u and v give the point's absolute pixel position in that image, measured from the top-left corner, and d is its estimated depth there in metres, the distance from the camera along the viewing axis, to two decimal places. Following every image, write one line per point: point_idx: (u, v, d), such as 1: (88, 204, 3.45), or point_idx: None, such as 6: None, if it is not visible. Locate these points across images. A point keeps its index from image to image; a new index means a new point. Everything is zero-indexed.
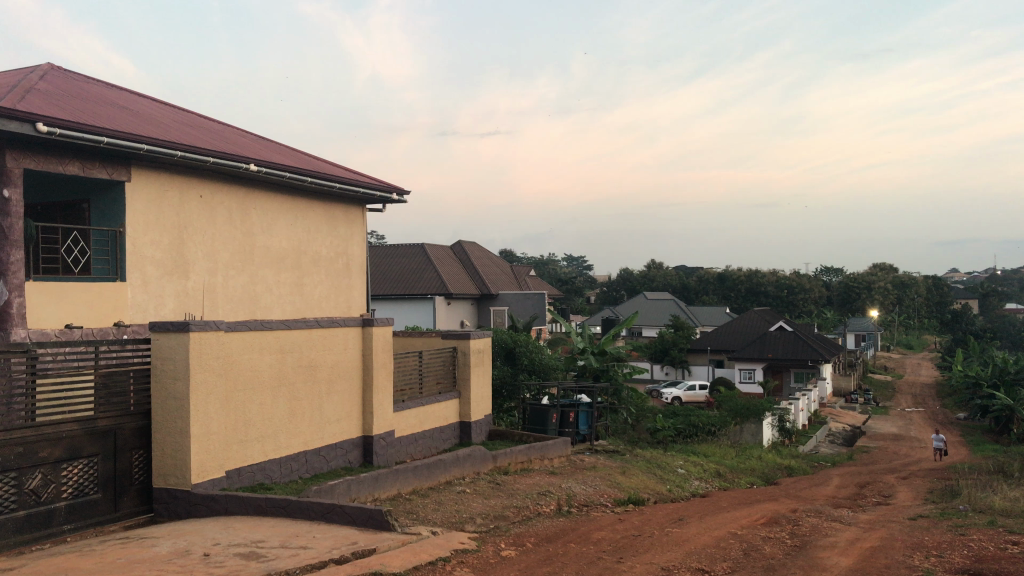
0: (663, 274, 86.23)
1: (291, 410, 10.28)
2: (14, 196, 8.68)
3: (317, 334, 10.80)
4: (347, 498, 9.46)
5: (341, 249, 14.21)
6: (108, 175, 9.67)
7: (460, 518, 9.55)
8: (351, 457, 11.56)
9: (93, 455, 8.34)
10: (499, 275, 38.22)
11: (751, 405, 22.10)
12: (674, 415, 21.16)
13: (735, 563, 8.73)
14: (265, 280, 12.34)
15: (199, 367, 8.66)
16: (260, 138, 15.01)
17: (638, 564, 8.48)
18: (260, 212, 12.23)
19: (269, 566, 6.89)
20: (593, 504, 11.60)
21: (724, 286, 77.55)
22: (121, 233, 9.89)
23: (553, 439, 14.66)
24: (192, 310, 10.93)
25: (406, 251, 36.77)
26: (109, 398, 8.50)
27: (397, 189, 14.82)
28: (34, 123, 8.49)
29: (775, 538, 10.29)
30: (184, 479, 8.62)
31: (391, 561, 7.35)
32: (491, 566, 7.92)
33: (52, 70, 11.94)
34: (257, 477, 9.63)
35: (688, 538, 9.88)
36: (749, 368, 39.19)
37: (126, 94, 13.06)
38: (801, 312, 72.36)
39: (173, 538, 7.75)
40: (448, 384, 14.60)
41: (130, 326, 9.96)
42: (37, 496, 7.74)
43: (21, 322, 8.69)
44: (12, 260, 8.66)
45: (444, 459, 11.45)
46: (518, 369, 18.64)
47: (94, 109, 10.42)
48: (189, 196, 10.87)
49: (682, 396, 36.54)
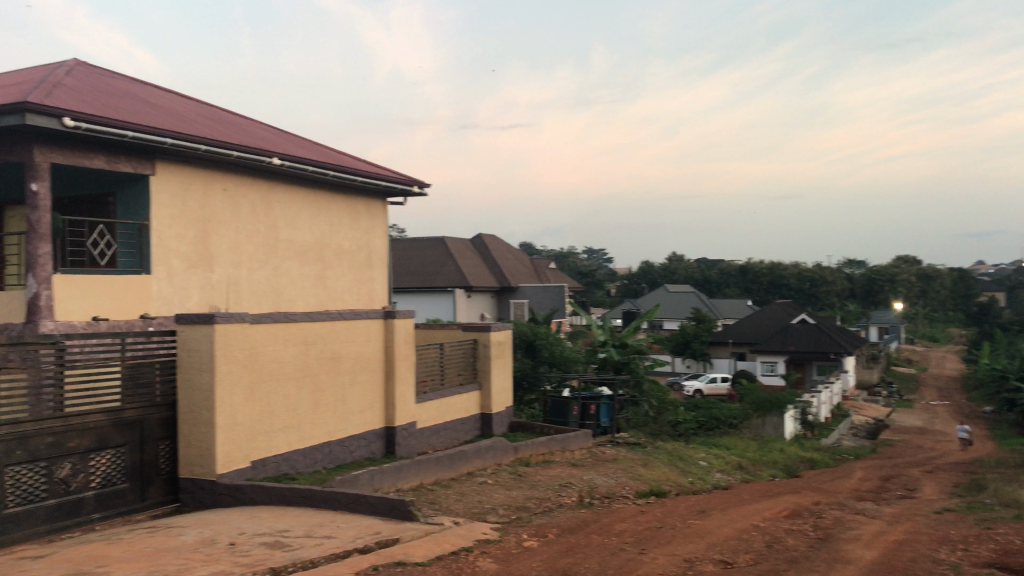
0: (685, 267, 85.86)
1: (315, 401, 10.38)
2: (43, 190, 8.80)
3: (340, 326, 10.89)
4: (370, 489, 9.56)
5: (364, 241, 14.29)
6: (133, 168, 9.79)
7: (482, 509, 9.59)
8: (373, 448, 11.62)
9: (121, 445, 8.46)
10: (519, 268, 38.25)
11: (773, 399, 22.02)
12: (696, 407, 21.13)
13: (757, 556, 8.73)
14: (288, 272, 12.45)
15: (225, 359, 8.78)
16: (283, 133, 15.12)
17: (660, 555, 8.49)
18: (285, 206, 12.33)
19: (295, 555, 6.97)
20: (615, 496, 11.60)
21: (746, 279, 77.04)
22: (146, 226, 10.00)
23: (574, 431, 14.71)
24: (217, 303, 11.04)
25: (426, 244, 36.93)
26: (136, 389, 8.61)
27: (417, 181, 14.91)
28: (62, 117, 8.61)
29: (798, 531, 10.24)
30: (210, 469, 8.73)
31: (414, 551, 7.43)
32: (514, 556, 7.95)
33: (78, 66, 12.10)
34: (282, 468, 9.73)
35: (711, 530, 9.86)
36: (772, 360, 39.02)
37: (151, 89, 13.18)
38: (823, 304, 71.88)
39: (199, 527, 7.85)
40: (469, 376, 14.68)
41: (156, 318, 10.06)
42: (66, 485, 7.87)
43: (49, 314, 8.84)
44: (41, 253, 8.79)
45: (466, 450, 11.51)
46: (538, 361, 18.98)
47: (121, 104, 10.56)
48: (213, 190, 10.98)
49: (704, 388, 36.62)
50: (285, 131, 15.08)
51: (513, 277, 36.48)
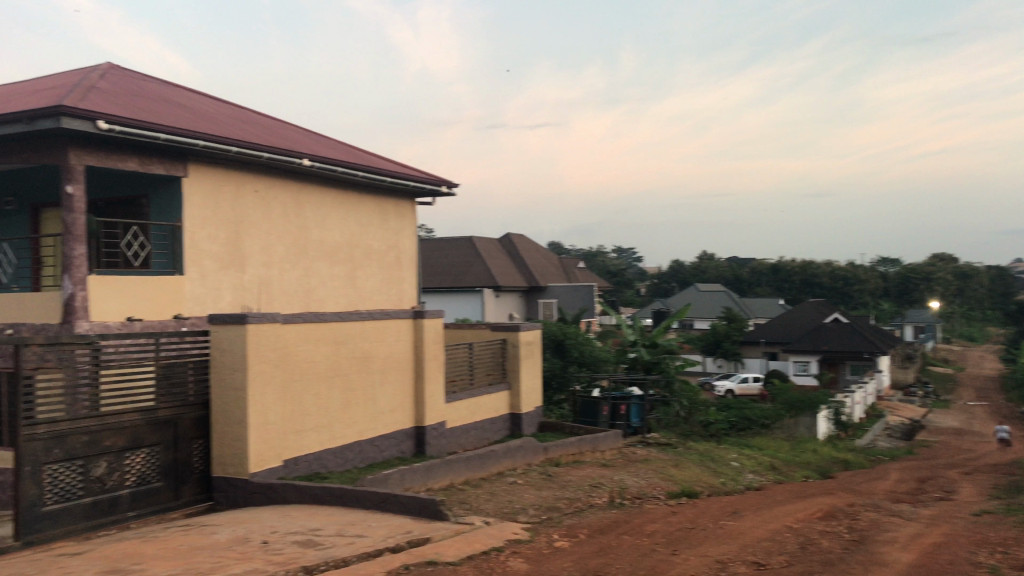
0: (715, 266, 85.21)
1: (346, 401, 10.42)
2: (78, 192, 8.91)
3: (370, 326, 10.93)
4: (401, 488, 9.59)
5: (393, 242, 14.33)
6: (166, 170, 9.89)
7: (512, 509, 9.57)
8: (403, 447, 11.65)
9: (155, 444, 8.55)
10: (548, 268, 38.18)
11: (806, 399, 21.77)
12: (727, 407, 20.96)
13: (791, 557, 8.62)
14: (318, 272, 12.51)
15: (257, 358, 8.85)
16: (312, 134, 15.21)
17: (692, 556, 8.42)
18: (315, 207, 12.39)
19: (327, 554, 6.99)
20: (646, 496, 11.52)
21: (778, 278, 76.31)
22: (179, 227, 10.11)
23: (604, 431, 14.65)
24: (249, 304, 11.13)
25: (455, 244, 36.98)
26: (170, 388, 8.70)
27: (446, 181, 14.93)
28: (96, 120, 8.71)
29: (833, 532, 10.11)
30: (243, 468, 8.80)
31: (445, 550, 7.43)
32: (545, 557, 7.92)
33: (112, 69, 12.25)
34: (313, 467, 9.78)
35: (744, 531, 9.76)
36: (804, 360, 38.62)
37: (183, 92, 13.33)
38: (857, 303, 70.99)
39: (232, 526, 7.91)
40: (498, 376, 14.67)
41: (189, 318, 10.16)
42: (102, 483, 7.97)
43: (85, 315, 8.96)
44: (76, 255, 8.91)
45: (496, 450, 11.49)
46: (568, 361, 18.80)
47: (154, 107, 10.67)
48: (244, 191, 11.06)
49: (735, 388, 36.34)
50: (314, 133, 15.17)
51: (542, 277, 36.42)
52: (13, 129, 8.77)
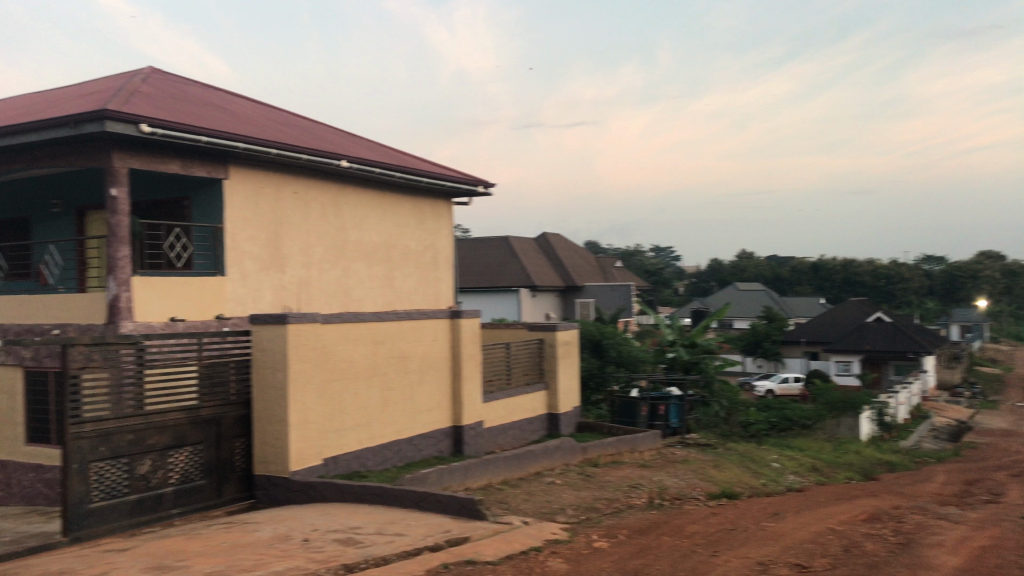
0: (755, 264, 84.32)
1: (384, 400, 10.47)
2: (122, 195, 9.07)
3: (408, 326, 10.98)
4: (439, 487, 9.62)
5: (430, 242, 14.38)
6: (207, 172, 10.03)
7: (551, 509, 9.55)
8: (441, 446, 11.69)
9: (198, 443, 8.67)
10: (585, 267, 38.04)
11: (848, 399, 21.43)
12: (767, 408, 20.72)
13: (834, 560, 8.49)
14: (357, 273, 12.60)
15: (297, 358, 8.94)
16: (350, 135, 15.33)
17: (733, 558, 8.33)
18: (353, 208, 12.48)
19: (367, 552, 7.03)
20: (686, 497, 11.42)
21: (818, 277, 75.31)
22: (220, 229, 10.25)
23: (642, 431, 14.57)
24: (289, 304, 11.24)
25: (491, 243, 37.02)
26: (212, 387, 8.82)
27: (482, 181, 14.95)
28: (139, 124, 8.86)
29: (877, 535, 9.94)
30: (284, 466, 8.89)
31: (484, 550, 7.43)
32: (584, 557, 7.89)
33: (154, 73, 12.45)
34: (353, 465, 9.85)
35: (785, 533, 9.64)
36: (845, 360, 38.06)
37: (222, 95, 13.50)
38: (900, 301, 69.78)
39: (274, 523, 7.99)
40: (535, 376, 14.66)
41: (231, 318, 10.29)
42: (147, 481, 8.11)
43: (129, 315, 9.12)
44: (120, 256, 9.06)
45: (534, 450, 11.48)
46: (605, 361, 18.70)
47: (195, 110, 10.82)
48: (284, 193, 11.18)
49: (775, 389, 35.96)
50: (351, 134, 15.28)
51: (579, 276, 36.31)
52: (58, 133, 8.94)
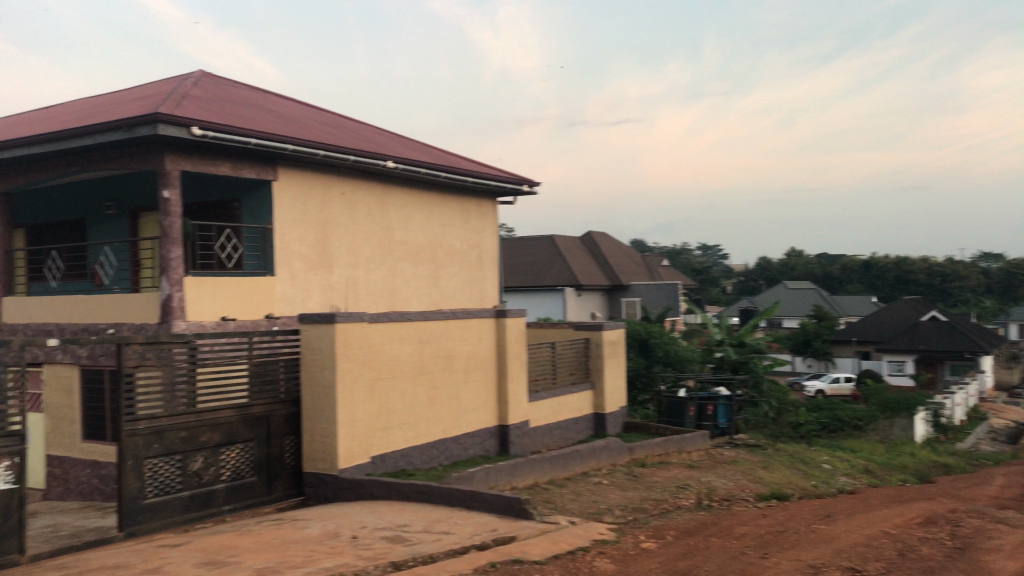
0: (804, 262, 83.04)
1: (431, 399, 10.53)
2: (174, 196, 9.25)
3: (454, 325, 11.02)
4: (486, 486, 9.64)
5: (475, 241, 14.41)
6: (256, 174, 10.18)
7: (598, 509, 9.50)
8: (487, 445, 11.71)
9: (249, 440, 8.79)
10: (631, 266, 37.81)
11: (902, 400, 20.97)
12: (818, 408, 20.38)
13: (888, 564, 8.31)
14: (403, 272, 12.68)
15: (345, 357, 9.02)
16: (395, 136, 15.43)
17: (784, 560, 8.20)
18: (399, 208, 12.57)
19: (415, 550, 7.06)
20: (735, 499, 11.28)
21: (870, 275, 73.93)
22: (269, 230, 10.39)
23: (690, 432, 14.43)
24: (337, 303, 11.35)
25: (536, 243, 37.01)
26: (262, 386, 8.94)
27: (527, 181, 14.94)
28: (190, 127, 9.01)
29: (933, 539, 9.70)
30: (332, 464, 8.98)
31: (531, 549, 7.42)
32: (632, 557, 7.84)
33: (204, 77, 12.67)
34: (400, 463, 9.91)
35: (838, 536, 9.46)
36: (899, 360, 37.29)
37: (271, 97, 13.69)
38: (956, 300, 68.12)
39: (323, 520, 8.07)
40: (581, 375, 14.62)
41: (280, 317, 10.42)
42: (199, 478, 8.25)
43: (181, 315, 9.29)
44: (173, 257, 9.23)
45: (581, 450, 11.44)
46: (652, 360, 19.22)
47: (244, 112, 10.98)
48: (331, 194, 11.30)
49: (825, 389, 35.40)
50: (397, 135, 15.38)
51: (624, 275, 36.09)
52: (112, 137, 9.14)
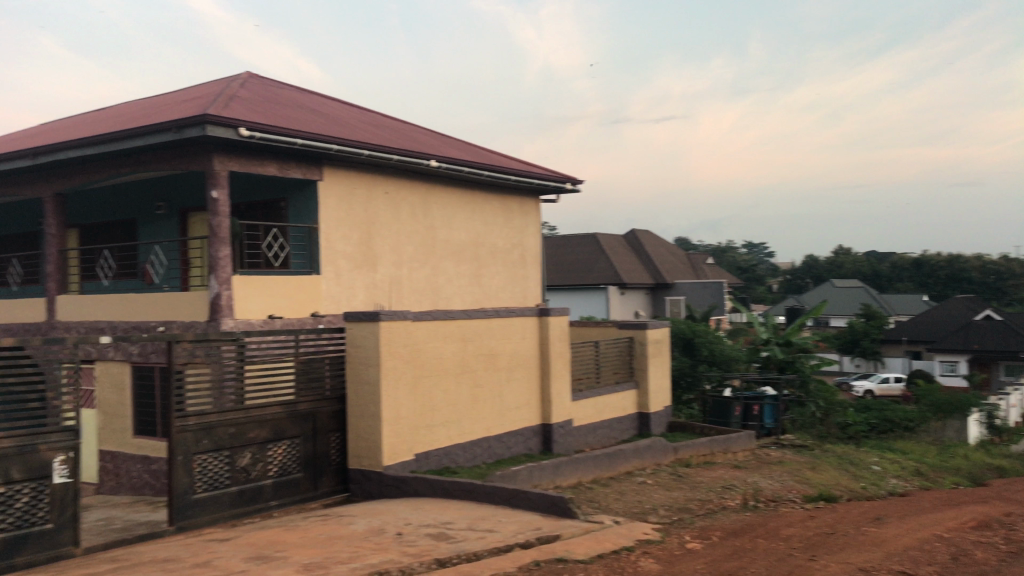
0: (852, 260, 81.62)
1: (474, 397, 10.55)
2: (222, 196, 9.40)
3: (497, 323, 11.03)
4: (529, 484, 9.63)
5: (518, 240, 14.42)
6: (302, 174, 10.30)
7: (642, 509, 9.44)
8: (531, 444, 11.71)
9: (295, 437, 8.90)
10: (675, 265, 37.51)
11: (955, 400, 20.46)
12: (867, 409, 20.01)
13: (941, 568, 8.13)
14: (446, 271, 12.74)
15: (390, 355, 9.08)
16: (438, 135, 15.50)
17: (832, 563, 8.06)
18: (442, 207, 12.62)
19: (459, 547, 7.09)
20: (781, 500, 11.12)
21: (921, 273, 72.40)
22: (315, 229, 10.51)
23: (736, 432, 14.28)
24: (381, 301, 11.44)
25: (579, 241, 36.89)
26: (309, 383, 9.05)
27: (570, 179, 14.90)
28: (238, 128, 9.15)
29: (988, 543, 9.46)
30: (377, 460, 9.05)
31: (575, 548, 7.40)
32: (677, 558, 7.77)
33: (251, 79, 12.85)
34: (444, 461, 9.95)
35: (888, 539, 9.28)
36: (951, 360, 36.44)
37: (316, 97, 13.84)
38: (1011, 298, 66.38)
39: (368, 517, 8.14)
40: (625, 374, 14.54)
41: (326, 316, 10.54)
42: (247, 473, 8.37)
43: (229, 313, 9.44)
44: (221, 256, 9.38)
45: (625, 449, 11.38)
46: (696, 360, 19.10)
47: (291, 113, 11.12)
48: (375, 193, 11.39)
49: (874, 390, 34.78)
50: (440, 134, 15.44)
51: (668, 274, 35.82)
52: (163, 139, 9.32)
